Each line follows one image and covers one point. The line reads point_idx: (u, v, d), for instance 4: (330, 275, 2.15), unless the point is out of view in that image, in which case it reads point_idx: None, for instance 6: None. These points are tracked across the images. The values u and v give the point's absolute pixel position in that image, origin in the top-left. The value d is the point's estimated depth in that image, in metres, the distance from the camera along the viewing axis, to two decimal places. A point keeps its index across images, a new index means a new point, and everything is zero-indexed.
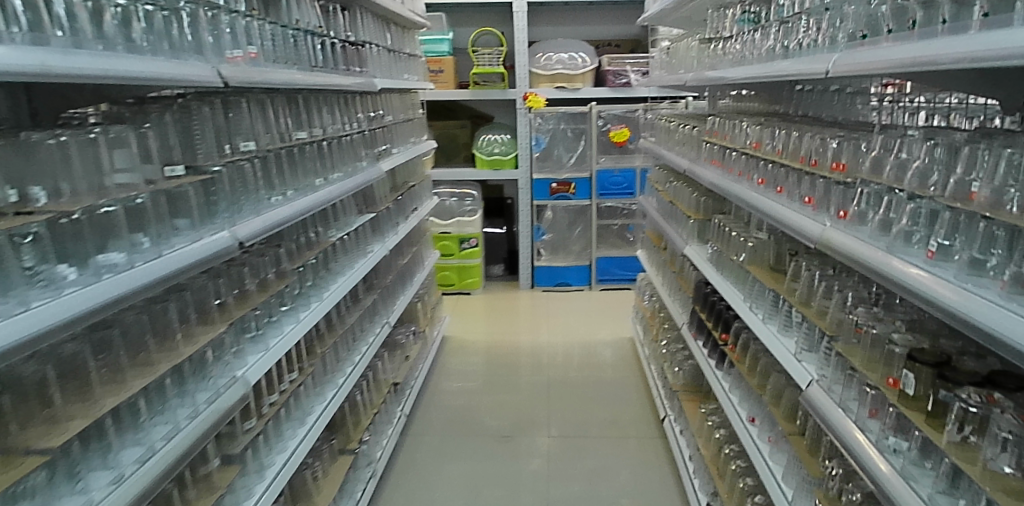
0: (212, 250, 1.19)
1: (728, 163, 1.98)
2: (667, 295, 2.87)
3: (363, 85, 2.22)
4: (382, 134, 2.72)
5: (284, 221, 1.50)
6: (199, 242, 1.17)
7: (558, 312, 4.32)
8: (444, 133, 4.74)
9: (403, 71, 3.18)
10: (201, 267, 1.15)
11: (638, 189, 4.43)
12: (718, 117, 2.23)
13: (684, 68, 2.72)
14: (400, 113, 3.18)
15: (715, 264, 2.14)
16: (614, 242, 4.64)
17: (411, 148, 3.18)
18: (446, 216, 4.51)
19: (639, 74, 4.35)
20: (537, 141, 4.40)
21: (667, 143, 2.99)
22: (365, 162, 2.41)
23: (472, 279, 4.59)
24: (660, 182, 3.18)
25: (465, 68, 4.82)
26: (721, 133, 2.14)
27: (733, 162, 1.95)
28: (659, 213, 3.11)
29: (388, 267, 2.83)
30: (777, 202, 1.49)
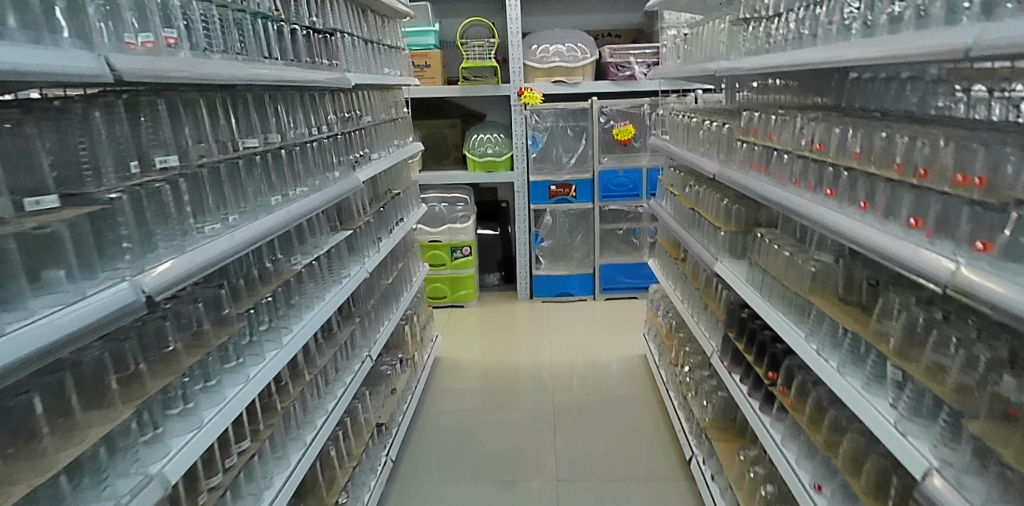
0: (105, 310, 0.85)
1: (778, 168, 1.63)
2: (690, 315, 2.51)
3: (332, 81, 1.85)
4: (359, 137, 2.35)
5: (222, 258, 1.14)
6: (85, 303, 0.83)
7: (560, 325, 3.96)
8: (432, 132, 4.37)
9: (383, 65, 2.80)
10: (92, 334, 0.81)
11: (644, 190, 4.07)
12: (757, 112, 1.87)
13: (706, 57, 2.36)
14: (381, 112, 2.80)
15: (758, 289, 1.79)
16: (619, 247, 4.29)
17: (394, 152, 2.81)
18: (437, 223, 4.15)
19: (645, 66, 3.99)
20: (534, 140, 4.04)
21: (686, 142, 2.63)
22: (338, 171, 2.03)
23: (466, 291, 4.23)
24: (677, 185, 2.83)
25: (453, 62, 4.44)
26: (764, 132, 1.78)
27: (784, 166, 1.60)
28: (675, 221, 2.75)
29: (370, 289, 2.46)
30: (867, 223, 1.14)
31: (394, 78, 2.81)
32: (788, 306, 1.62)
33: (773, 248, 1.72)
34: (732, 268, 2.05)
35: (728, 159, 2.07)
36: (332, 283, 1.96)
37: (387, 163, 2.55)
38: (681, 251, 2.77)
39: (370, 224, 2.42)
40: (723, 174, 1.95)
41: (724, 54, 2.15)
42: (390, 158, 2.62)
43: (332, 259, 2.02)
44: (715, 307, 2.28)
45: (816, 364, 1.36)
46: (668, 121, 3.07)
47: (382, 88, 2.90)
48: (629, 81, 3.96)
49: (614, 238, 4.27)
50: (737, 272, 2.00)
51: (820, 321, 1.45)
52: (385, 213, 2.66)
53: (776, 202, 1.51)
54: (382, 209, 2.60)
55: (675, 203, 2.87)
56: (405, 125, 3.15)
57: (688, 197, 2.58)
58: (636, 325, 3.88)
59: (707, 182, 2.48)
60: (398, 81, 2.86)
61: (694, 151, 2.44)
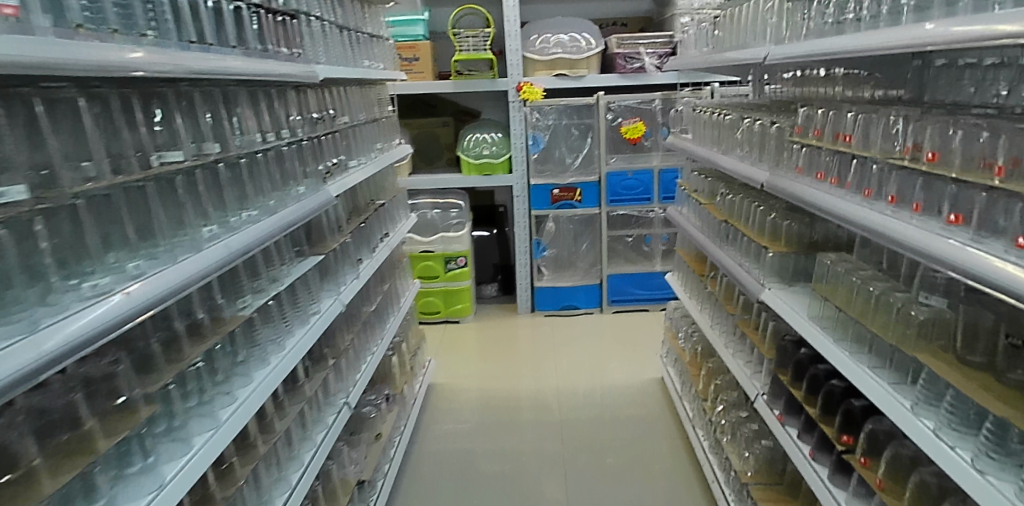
0: None
1: (863, 179, 1.27)
2: (723, 346, 2.14)
3: (291, 74, 1.47)
4: (332, 142, 1.97)
5: (105, 323, 0.77)
6: None
7: (566, 343, 3.59)
8: (423, 132, 3.99)
9: (363, 57, 2.42)
10: None
11: (656, 193, 3.70)
12: (825, 108, 1.50)
13: (743, 43, 2.00)
14: (360, 111, 2.42)
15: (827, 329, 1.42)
16: (628, 256, 3.93)
17: (378, 157, 2.43)
18: (429, 232, 3.79)
19: (656, 57, 3.62)
20: (535, 140, 3.67)
21: (714, 142, 2.27)
22: (304, 185, 1.65)
23: (461, 305, 3.85)
24: (704, 191, 2.46)
25: (445, 55, 4.07)
26: (836, 133, 1.41)
27: (871, 178, 1.25)
28: (703, 234, 2.38)
29: (348, 320, 2.09)
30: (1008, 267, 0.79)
31: (377, 72, 2.43)
32: (872, 359, 1.26)
33: (850, 280, 1.36)
34: (786, 297, 1.68)
35: (780, 166, 1.70)
36: (297, 324, 1.59)
37: (369, 171, 2.17)
38: (711, 268, 2.40)
39: (348, 244, 2.04)
40: (777, 185, 1.58)
41: (768, 40, 1.79)
42: (373, 165, 2.25)
43: (294, 292, 1.64)
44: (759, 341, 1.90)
45: (932, 450, 0.99)
46: (688, 116, 2.70)
47: (361, 85, 2.52)
48: (639, 74, 3.60)
49: (623, 246, 3.91)
50: (794, 305, 1.63)
51: (932, 388, 1.09)
52: (368, 228, 2.28)
53: (863, 229, 1.15)
54: (363, 225, 2.22)
55: (702, 212, 2.50)
56: (391, 126, 2.77)
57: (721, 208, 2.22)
58: (651, 343, 3.51)
59: (744, 191, 2.12)
60: (382, 75, 2.49)
61: (727, 154, 2.08)
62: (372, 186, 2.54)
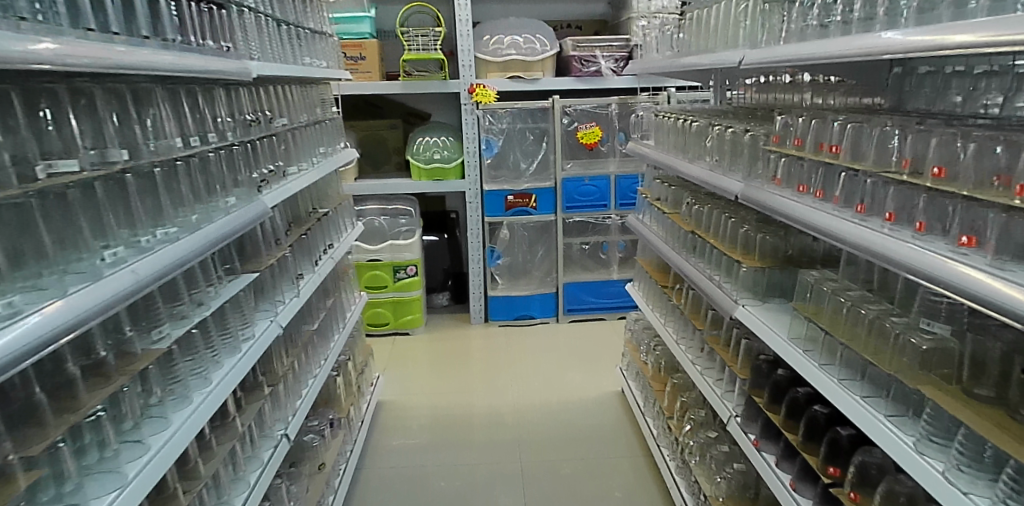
0: None
1: (859, 193, 1.18)
2: (690, 364, 2.04)
3: (219, 71, 1.28)
4: (268, 147, 1.76)
5: None
6: None
7: (525, 355, 3.44)
8: (370, 135, 3.78)
9: (304, 54, 2.22)
10: None
11: (613, 200, 3.62)
12: (808, 116, 1.41)
13: (711, 48, 1.91)
14: (301, 112, 2.22)
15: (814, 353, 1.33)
16: (584, 263, 3.81)
17: (322, 163, 2.23)
18: (376, 239, 3.57)
19: (612, 61, 3.54)
20: (488, 145, 3.53)
21: (679, 150, 2.18)
22: (234, 196, 1.45)
23: (412, 315, 3.63)
24: (669, 200, 2.36)
25: (393, 55, 3.87)
26: (821, 144, 1.32)
27: (867, 192, 1.16)
28: (667, 245, 2.28)
29: (289, 343, 1.88)
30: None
31: (320, 71, 2.23)
32: (865, 388, 1.17)
33: (844, 304, 1.27)
34: (763, 315, 1.59)
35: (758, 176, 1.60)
36: (226, 355, 1.38)
37: (311, 179, 1.97)
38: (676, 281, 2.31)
39: (287, 260, 1.84)
40: (755, 198, 1.48)
41: (740, 44, 1.70)
42: (317, 171, 2.05)
43: (223, 317, 1.44)
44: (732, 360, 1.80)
45: (947, 497, 0.89)
46: (650, 121, 2.60)
47: (302, 85, 2.32)
48: (595, 78, 3.51)
49: (579, 253, 3.80)
50: (772, 324, 1.53)
51: (939, 423, 0.99)
52: (310, 241, 2.08)
53: (865, 248, 1.05)
54: (304, 237, 2.02)
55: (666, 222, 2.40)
56: (335, 128, 2.57)
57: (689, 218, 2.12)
58: (613, 355, 3.40)
59: (712, 201, 2.03)
60: (325, 74, 2.30)
61: (694, 162, 1.99)
62: (314, 194, 2.33)
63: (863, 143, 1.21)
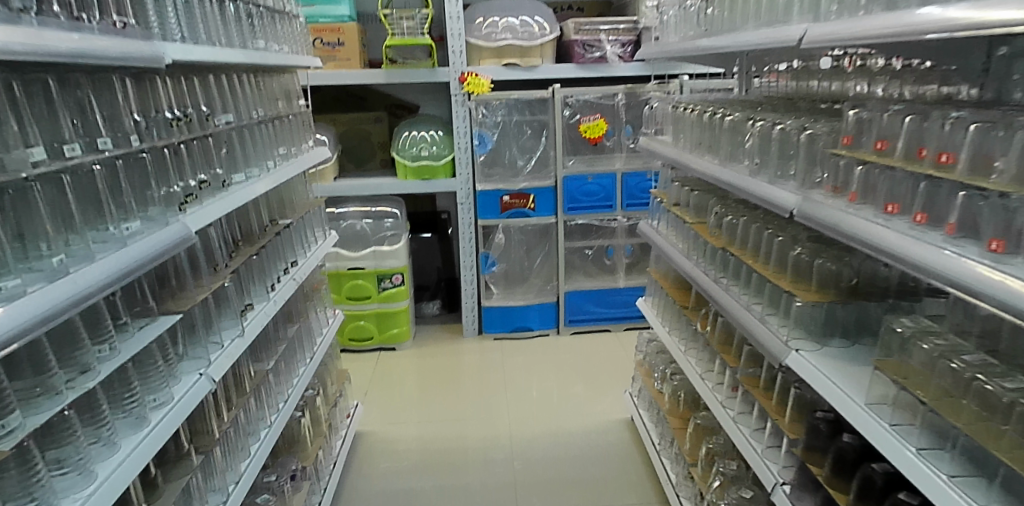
0: None
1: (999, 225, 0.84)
2: (720, 409, 1.70)
3: (88, 51, 0.91)
4: (200, 150, 1.40)
5: None
6: None
7: (524, 372, 3.11)
8: (351, 129, 3.42)
9: (261, 36, 1.85)
10: None
11: (619, 200, 3.27)
12: (912, 114, 1.05)
13: (750, 26, 1.57)
14: (256, 106, 1.85)
15: (916, 437, 1.00)
16: (587, 269, 3.48)
17: (282, 166, 1.86)
18: (358, 245, 3.20)
19: (619, 46, 3.18)
20: (481, 140, 3.17)
21: (707, 150, 1.83)
22: (138, 221, 1.09)
23: (398, 329, 3.28)
24: (692, 209, 2.01)
25: (377, 40, 3.50)
26: (943, 153, 0.96)
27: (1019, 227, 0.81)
28: (690, 262, 1.93)
29: (236, 389, 1.55)
30: None
31: (278, 57, 1.87)
32: (994, 496, 0.85)
33: (967, 376, 0.95)
34: (824, 365, 1.25)
35: (828, 188, 1.25)
36: (124, 434, 1.04)
37: (262, 188, 1.61)
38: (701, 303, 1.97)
39: (229, 290, 1.49)
40: (826, 219, 1.13)
41: (793, 21, 1.35)
42: (272, 178, 1.69)
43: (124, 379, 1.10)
44: (780, 413, 1.47)
45: None
46: (666, 113, 2.23)
47: (257, 74, 1.95)
48: (600, 64, 3.16)
49: (581, 259, 3.46)
50: (838, 381, 1.19)
51: None
52: (264, 261, 1.73)
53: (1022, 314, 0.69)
54: (256, 257, 1.67)
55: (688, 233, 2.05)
56: (302, 124, 2.20)
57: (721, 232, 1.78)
58: (623, 372, 3.06)
59: (751, 213, 1.68)
60: (285, 61, 1.93)
61: (726, 164, 1.63)
62: (273, 202, 1.97)
63: (1010, 151, 0.86)
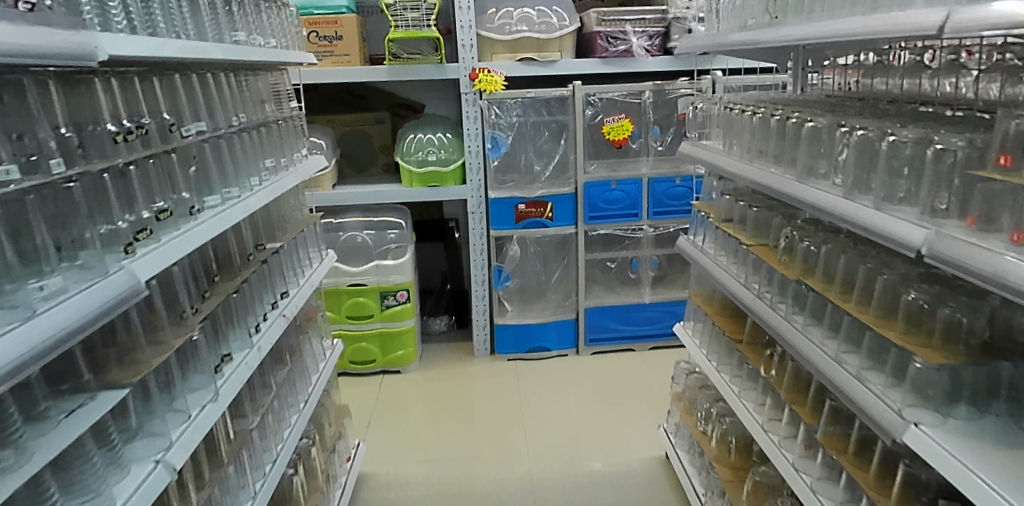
0: None
1: None
2: (796, 474, 1.41)
3: None
4: (156, 170, 1.11)
5: None
6: None
7: (545, 400, 2.82)
8: (351, 131, 3.14)
9: (244, 29, 1.57)
10: None
11: (645, 208, 2.99)
12: None
13: (836, 14, 1.28)
14: (234, 112, 1.56)
15: None
16: (609, 283, 3.19)
17: (270, 181, 1.57)
18: (359, 259, 2.91)
19: (645, 38, 2.88)
20: (494, 143, 2.89)
21: (774, 162, 1.54)
22: (63, 276, 0.80)
23: (403, 351, 2.98)
24: (750, 228, 1.72)
25: (378, 34, 3.21)
26: None
27: None
28: (751, 293, 1.63)
29: (209, 459, 1.26)
30: None
31: (264, 53, 1.58)
32: None
33: None
34: (966, 443, 0.95)
35: (972, 220, 0.95)
36: None
37: (243, 211, 1.32)
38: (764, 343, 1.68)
39: (197, 341, 1.20)
40: (971, 264, 0.84)
41: (911, 4, 1.06)
42: (256, 198, 1.40)
43: (37, 485, 0.82)
44: (883, 494, 1.18)
45: None
46: (714, 115, 1.94)
47: (239, 73, 1.66)
48: (625, 59, 2.86)
49: (602, 271, 3.18)
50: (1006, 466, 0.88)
51: None
52: (246, 297, 1.44)
53: None
54: (235, 295, 1.38)
55: (747, 257, 1.76)
56: (295, 130, 1.91)
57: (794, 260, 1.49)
58: (658, 403, 2.75)
59: (837, 240, 1.38)
60: (272, 57, 1.64)
61: (805, 180, 1.34)
62: (258, 222, 1.68)
63: None
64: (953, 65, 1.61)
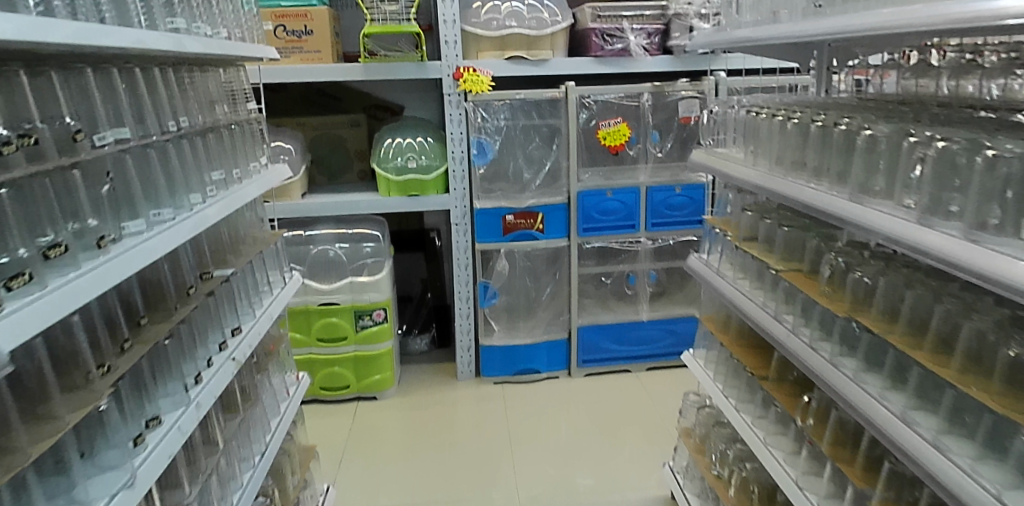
0: None
1: None
2: None
3: None
4: (44, 192, 0.84)
5: None
6: None
7: (536, 426, 2.58)
8: (323, 135, 2.87)
9: (191, 16, 1.30)
10: None
11: (643, 219, 2.77)
12: None
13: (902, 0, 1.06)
14: (173, 114, 1.29)
15: None
16: (603, 299, 2.97)
17: (217, 197, 1.29)
18: (331, 275, 2.63)
19: (644, 36, 2.66)
20: (480, 148, 2.64)
21: (818, 175, 1.31)
22: None
23: (381, 375, 2.71)
24: (780, 250, 1.49)
25: (353, 29, 2.95)
26: None
27: None
28: (785, 327, 1.40)
29: None
30: None
31: (213, 44, 1.31)
32: None
33: None
34: None
35: None
36: None
37: (176, 238, 1.05)
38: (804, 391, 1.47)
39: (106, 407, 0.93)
40: None
41: None
42: (194, 219, 1.12)
43: None
44: None
45: None
46: (735, 120, 1.72)
47: (184, 67, 1.38)
48: (622, 58, 2.64)
49: (596, 287, 2.95)
50: None
51: None
52: (181, 343, 1.17)
53: None
54: (166, 341, 1.11)
55: (776, 284, 1.53)
56: (253, 135, 1.63)
57: (844, 291, 1.26)
58: (662, 432, 2.51)
59: (897, 272, 1.15)
60: (223, 50, 1.37)
61: (861, 199, 1.12)
62: (204, 246, 1.41)
63: None
64: (1009, 64, 1.42)
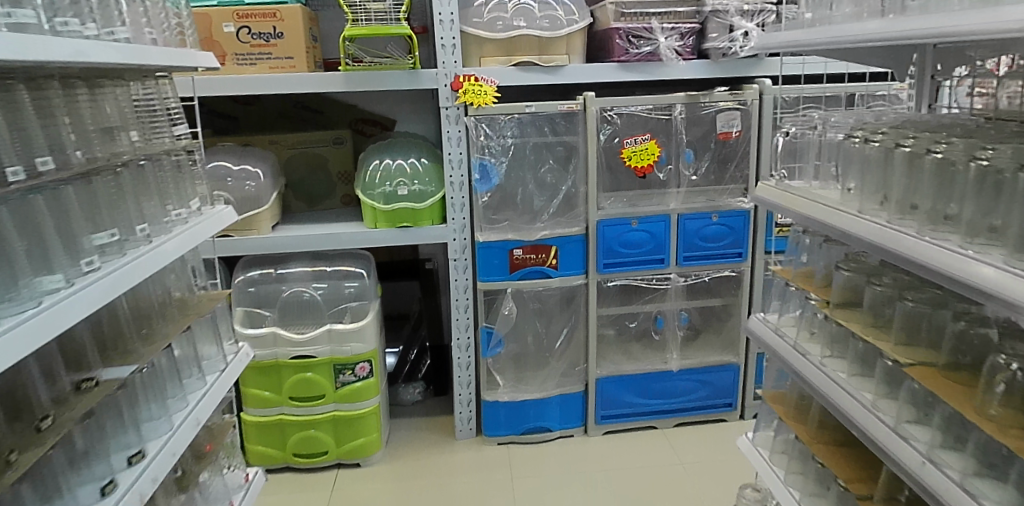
0: None
1: None
2: None
3: None
4: None
5: None
6: None
7: (551, 499, 2.16)
8: (299, 155, 2.45)
9: (50, 6, 0.86)
10: None
11: (673, 252, 2.35)
12: None
13: None
14: (22, 157, 0.86)
15: None
16: (626, 345, 2.55)
17: (98, 275, 0.86)
18: (307, 322, 2.23)
19: (676, 37, 2.25)
20: (483, 173, 2.23)
21: (979, 239, 0.90)
22: None
23: (364, 439, 2.30)
24: (899, 330, 1.10)
25: (334, 33, 2.55)
26: None
27: None
28: (917, 451, 0.99)
29: None
30: None
31: (97, 50, 0.87)
32: None
33: None
34: None
35: None
36: None
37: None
38: None
39: None
40: None
41: None
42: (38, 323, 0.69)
43: None
44: None
45: None
46: (829, 146, 1.30)
47: (58, 81, 0.96)
48: (651, 63, 2.23)
49: (619, 331, 2.53)
50: None
51: None
52: None
53: None
54: None
55: (897, 377, 1.11)
56: (177, 173, 1.23)
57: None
58: None
59: None
60: (124, 59, 0.95)
61: None
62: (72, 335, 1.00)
63: None
64: None
